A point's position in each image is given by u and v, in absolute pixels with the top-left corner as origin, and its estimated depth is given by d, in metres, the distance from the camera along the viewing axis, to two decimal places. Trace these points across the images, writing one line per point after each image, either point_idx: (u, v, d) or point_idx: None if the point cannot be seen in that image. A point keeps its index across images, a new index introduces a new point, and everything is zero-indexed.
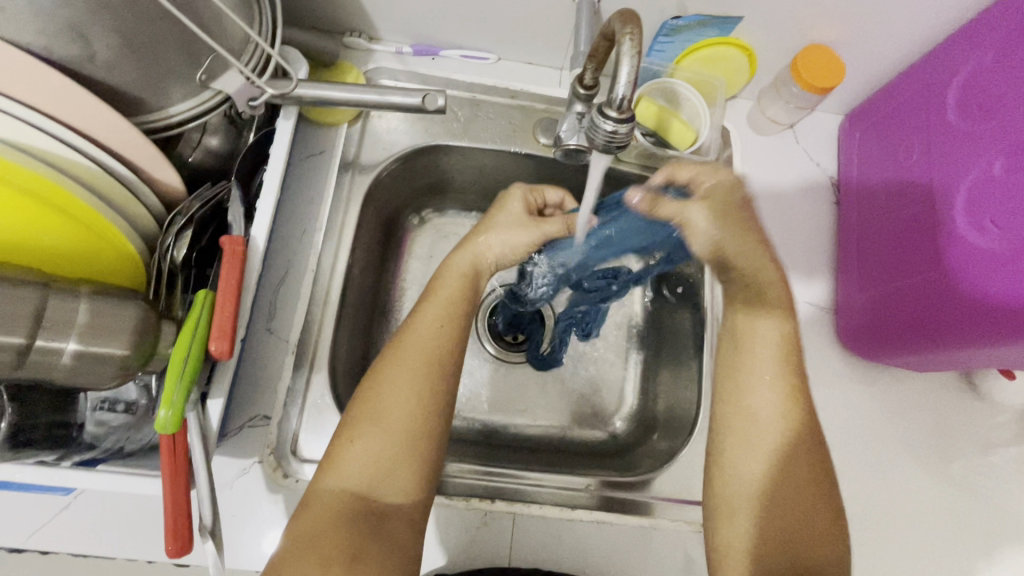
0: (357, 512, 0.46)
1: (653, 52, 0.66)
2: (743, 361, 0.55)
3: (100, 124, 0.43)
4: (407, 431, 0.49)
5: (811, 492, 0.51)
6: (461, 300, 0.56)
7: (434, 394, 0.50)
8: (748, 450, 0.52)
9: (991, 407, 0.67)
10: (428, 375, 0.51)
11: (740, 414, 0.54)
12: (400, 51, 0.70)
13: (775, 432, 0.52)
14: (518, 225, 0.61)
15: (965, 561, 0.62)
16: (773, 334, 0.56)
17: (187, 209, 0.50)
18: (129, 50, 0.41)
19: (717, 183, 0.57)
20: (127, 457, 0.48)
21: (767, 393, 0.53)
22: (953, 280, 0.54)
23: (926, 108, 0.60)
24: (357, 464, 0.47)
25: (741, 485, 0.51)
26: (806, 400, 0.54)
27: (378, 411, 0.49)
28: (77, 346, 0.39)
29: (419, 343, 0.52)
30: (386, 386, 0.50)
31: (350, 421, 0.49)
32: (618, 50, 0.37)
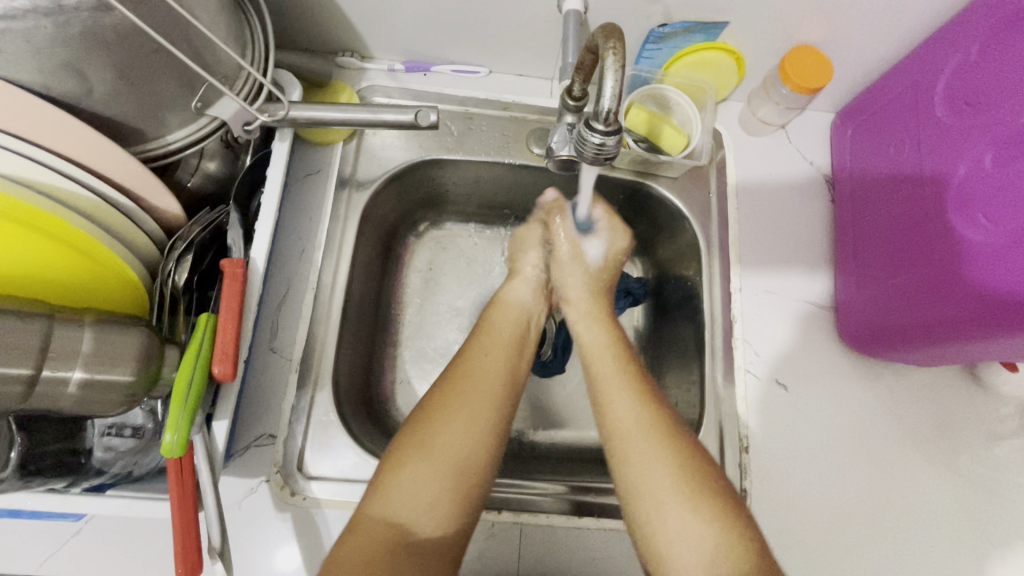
0: (401, 540, 0.45)
1: (641, 59, 0.67)
2: (602, 379, 0.55)
3: (103, 158, 0.44)
4: (461, 458, 0.48)
5: (714, 486, 0.48)
6: (514, 335, 0.59)
7: (489, 423, 0.51)
8: (635, 461, 0.49)
9: (995, 399, 0.66)
10: (490, 405, 0.52)
11: (616, 432, 0.51)
12: (392, 68, 0.71)
13: (646, 436, 0.50)
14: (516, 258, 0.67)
15: (977, 556, 0.61)
16: (601, 343, 0.59)
17: (188, 233, 0.51)
18: (124, 82, 0.42)
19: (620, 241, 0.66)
20: (137, 481, 0.49)
21: (621, 396, 0.53)
22: (957, 272, 0.53)
23: (914, 106, 0.60)
24: (409, 491, 0.47)
25: (638, 487, 0.48)
26: (659, 402, 0.53)
27: (436, 437, 0.49)
28: (83, 375, 0.40)
29: (483, 368, 0.54)
30: (448, 412, 0.50)
31: (401, 445, 0.49)
32: (601, 66, 0.37)
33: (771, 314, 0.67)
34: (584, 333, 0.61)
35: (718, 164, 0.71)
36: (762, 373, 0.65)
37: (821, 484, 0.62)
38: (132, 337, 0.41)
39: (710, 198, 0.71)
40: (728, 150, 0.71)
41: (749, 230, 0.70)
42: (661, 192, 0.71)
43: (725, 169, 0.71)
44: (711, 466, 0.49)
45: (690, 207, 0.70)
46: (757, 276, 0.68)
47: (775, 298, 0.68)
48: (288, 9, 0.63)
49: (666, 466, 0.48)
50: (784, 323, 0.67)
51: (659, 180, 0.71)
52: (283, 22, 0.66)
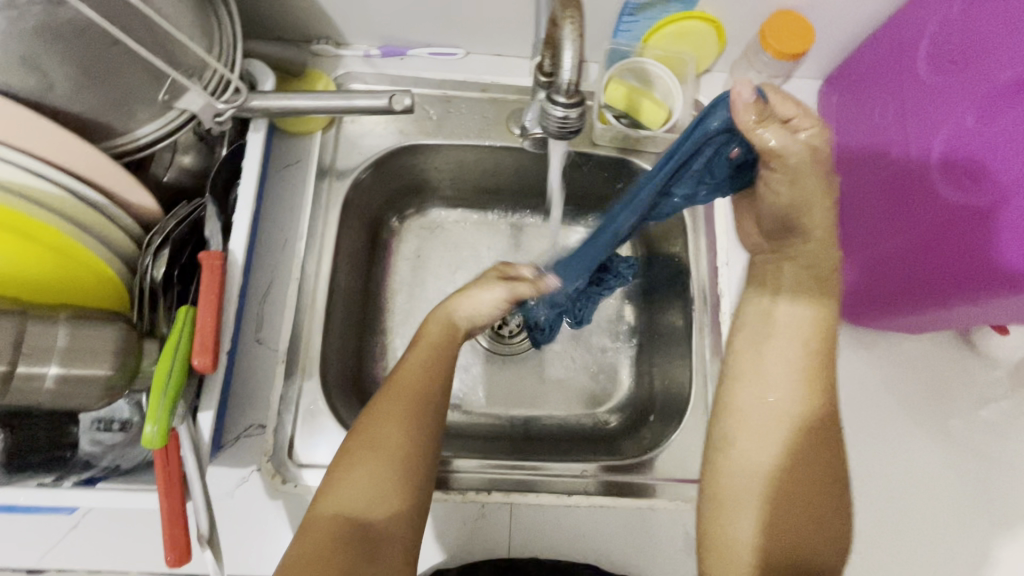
0: (352, 532, 0.46)
1: (619, 33, 0.66)
2: (764, 348, 0.52)
3: (71, 153, 0.44)
4: (402, 454, 0.49)
5: (825, 494, 0.48)
6: (455, 323, 0.57)
7: (425, 416, 0.51)
8: (766, 444, 0.49)
9: (987, 361, 0.66)
10: (423, 400, 0.51)
11: (768, 411, 0.50)
12: (368, 54, 0.70)
13: (791, 425, 0.49)
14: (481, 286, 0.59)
15: (969, 520, 0.61)
16: (803, 324, 0.51)
17: (164, 228, 0.51)
18: (86, 76, 0.42)
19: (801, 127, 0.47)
20: (124, 474, 0.49)
21: (785, 380, 0.50)
22: (942, 237, 0.52)
23: (897, 69, 0.59)
24: (354, 486, 0.47)
25: (748, 466, 0.49)
26: (829, 398, 0.50)
27: (374, 435, 0.49)
28: (60, 370, 0.40)
29: (410, 367, 0.53)
30: (382, 410, 0.50)
31: (346, 449, 0.49)
32: (560, 37, 0.38)
33: None
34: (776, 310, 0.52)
35: None
36: None
37: None
38: (107, 331, 0.41)
39: None
40: None
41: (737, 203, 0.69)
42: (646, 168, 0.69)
43: None
44: (836, 476, 0.49)
45: None
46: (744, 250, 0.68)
47: None
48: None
49: (780, 456, 0.49)
50: None
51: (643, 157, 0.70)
52: (254, 12, 0.65)
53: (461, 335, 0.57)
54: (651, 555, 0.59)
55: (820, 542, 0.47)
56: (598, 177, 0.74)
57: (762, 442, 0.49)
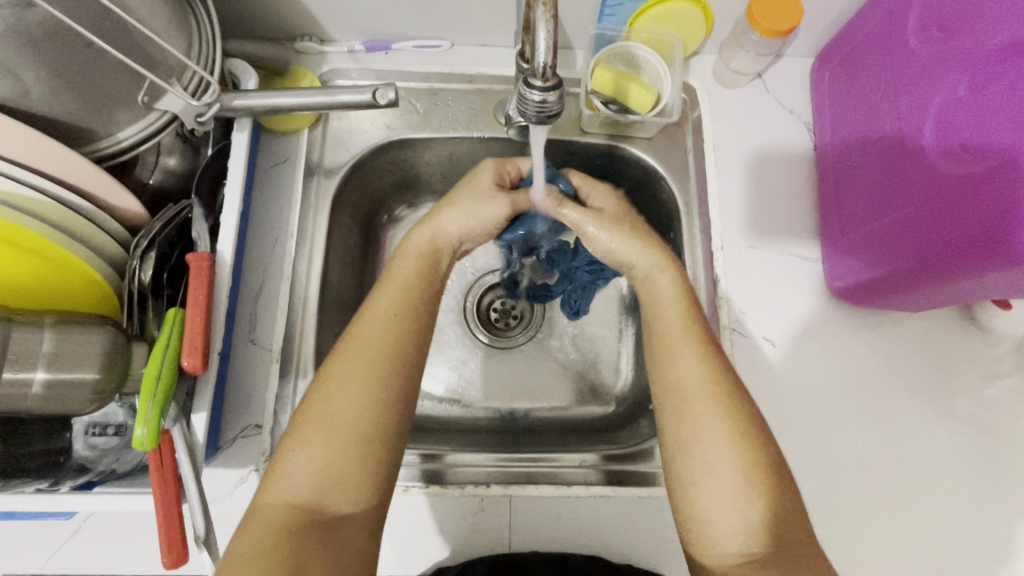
0: (303, 523, 0.45)
1: (604, 17, 0.65)
2: (663, 333, 0.53)
3: (50, 159, 0.44)
4: (359, 436, 0.48)
5: (770, 462, 0.47)
6: (416, 282, 0.55)
7: (391, 392, 0.50)
8: (695, 421, 0.49)
9: (989, 338, 0.65)
10: (382, 375, 0.50)
11: (674, 391, 0.50)
12: (352, 50, 0.70)
13: (709, 399, 0.49)
14: (484, 200, 0.59)
15: (977, 499, 0.60)
16: (671, 299, 0.54)
17: (151, 230, 0.51)
18: (61, 79, 0.42)
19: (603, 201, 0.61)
20: (122, 477, 0.49)
21: (687, 354, 0.51)
22: (934, 210, 0.52)
23: (888, 39, 0.58)
24: (304, 472, 0.46)
25: (683, 447, 0.49)
26: (730, 373, 0.51)
27: (328, 415, 0.48)
28: (46, 375, 0.40)
29: (371, 331, 0.51)
30: (337, 386, 0.49)
31: (296, 428, 0.48)
32: (533, 19, 0.38)
33: (759, 271, 0.65)
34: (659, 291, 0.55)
35: (694, 121, 0.69)
36: (750, 331, 0.63)
37: (815, 437, 0.61)
38: (94, 335, 0.42)
39: (688, 157, 0.69)
40: (704, 106, 0.69)
41: (732, 186, 0.67)
42: (637, 154, 0.69)
43: (702, 126, 0.69)
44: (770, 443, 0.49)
45: (667, 167, 0.68)
46: (739, 233, 0.66)
47: (759, 254, 0.66)
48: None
49: (724, 434, 0.48)
50: (768, 278, 0.65)
51: (634, 142, 0.69)
52: (235, 12, 0.65)
53: (444, 261, 0.58)
54: (655, 543, 0.58)
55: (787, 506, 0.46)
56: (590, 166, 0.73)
57: (693, 424, 0.49)
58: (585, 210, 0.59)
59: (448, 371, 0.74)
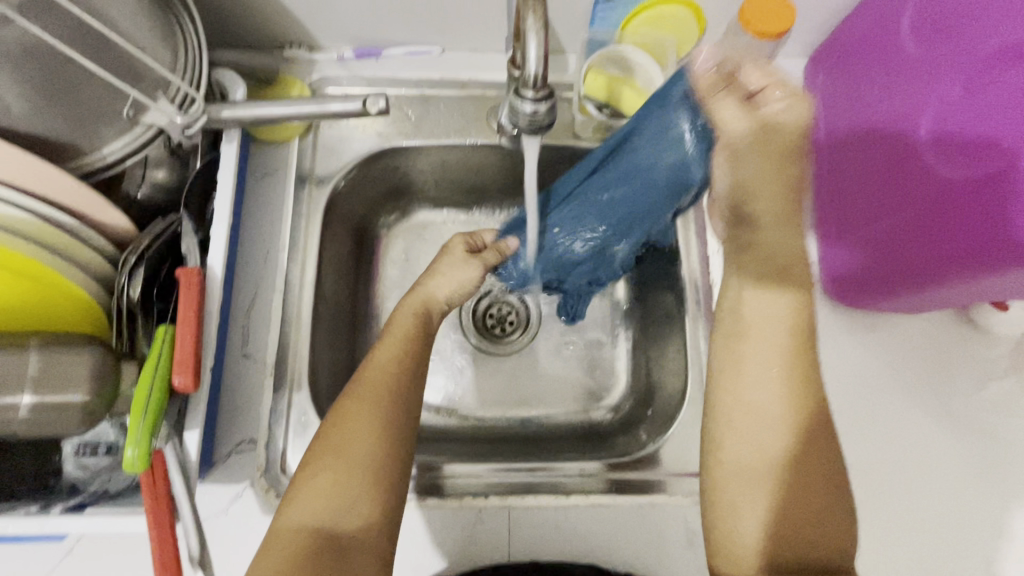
0: (319, 549, 0.45)
1: (596, 21, 0.63)
2: (746, 348, 0.51)
3: (34, 175, 0.43)
4: (366, 467, 0.48)
5: (822, 486, 0.47)
6: (418, 324, 0.57)
7: (403, 423, 0.51)
8: (750, 440, 0.49)
9: (987, 339, 0.64)
10: (388, 408, 0.50)
11: (746, 409, 0.49)
12: (341, 57, 0.69)
13: (776, 421, 0.48)
14: (462, 264, 0.63)
15: (977, 501, 0.60)
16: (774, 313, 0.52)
17: (139, 246, 0.50)
18: (46, 95, 0.43)
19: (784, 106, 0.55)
20: (115, 497, 0.47)
21: (769, 378, 0.49)
22: (930, 214, 0.51)
23: (882, 40, 0.57)
24: (314, 503, 0.47)
25: (743, 460, 0.49)
26: (815, 395, 0.49)
27: (336, 446, 0.49)
28: (32, 399, 0.40)
29: (383, 364, 0.53)
30: (351, 416, 0.50)
31: (315, 455, 0.49)
32: (524, 30, 0.38)
33: None
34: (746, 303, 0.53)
35: None
36: None
37: None
38: (80, 355, 0.41)
39: None
40: None
41: None
42: None
43: None
44: (834, 467, 0.48)
45: None
46: None
47: None
48: (226, 4, 0.62)
49: (786, 451, 0.48)
50: None
51: None
52: (222, 20, 0.64)
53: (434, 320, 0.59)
54: (655, 551, 0.58)
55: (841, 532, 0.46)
56: None
57: (758, 448, 0.48)
58: (740, 107, 0.55)
59: (445, 379, 0.74)
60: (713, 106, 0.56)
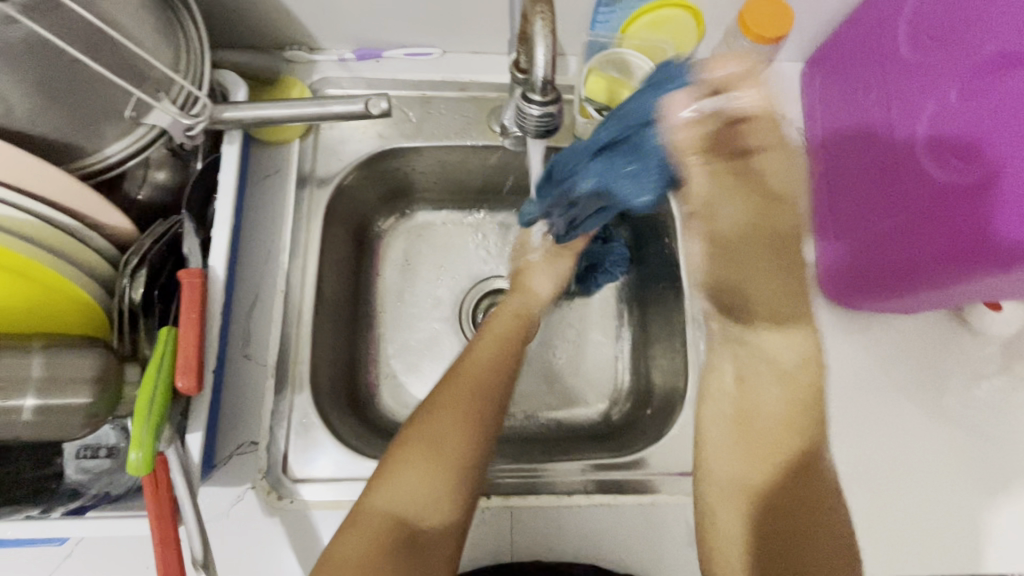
0: (403, 531, 0.48)
1: (596, 24, 0.64)
2: (738, 422, 0.55)
3: (35, 176, 0.43)
4: (458, 458, 0.51)
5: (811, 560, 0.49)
6: (511, 334, 0.60)
7: (490, 422, 0.54)
8: (720, 507, 0.53)
9: (980, 339, 0.66)
10: (485, 401, 0.54)
11: (714, 488, 0.54)
12: (342, 58, 0.69)
13: (742, 495, 0.53)
14: (554, 258, 0.67)
15: (972, 498, 0.61)
16: (773, 388, 0.54)
17: (140, 247, 0.50)
18: (48, 98, 0.42)
19: (764, 134, 0.46)
20: (116, 500, 0.47)
21: (727, 454, 0.54)
22: (932, 212, 0.51)
23: (877, 45, 0.58)
24: (406, 486, 0.49)
25: (722, 503, 0.53)
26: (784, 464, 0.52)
27: (432, 437, 0.52)
28: (36, 401, 0.39)
29: (474, 368, 0.56)
30: (445, 412, 0.53)
31: (399, 445, 0.51)
32: (532, 33, 0.38)
33: None
34: (746, 377, 0.55)
35: None
36: None
37: None
38: (84, 358, 0.41)
39: None
40: None
41: None
42: None
43: None
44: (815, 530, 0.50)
45: None
46: None
47: None
48: (227, 3, 0.61)
49: (765, 482, 0.53)
50: None
51: None
52: (222, 20, 0.64)
53: (531, 327, 0.63)
54: (656, 549, 0.58)
55: (820, 522, 0.50)
56: None
57: (760, 472, 0.52)
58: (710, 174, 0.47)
59: None
60: (688, 163, 0.46)
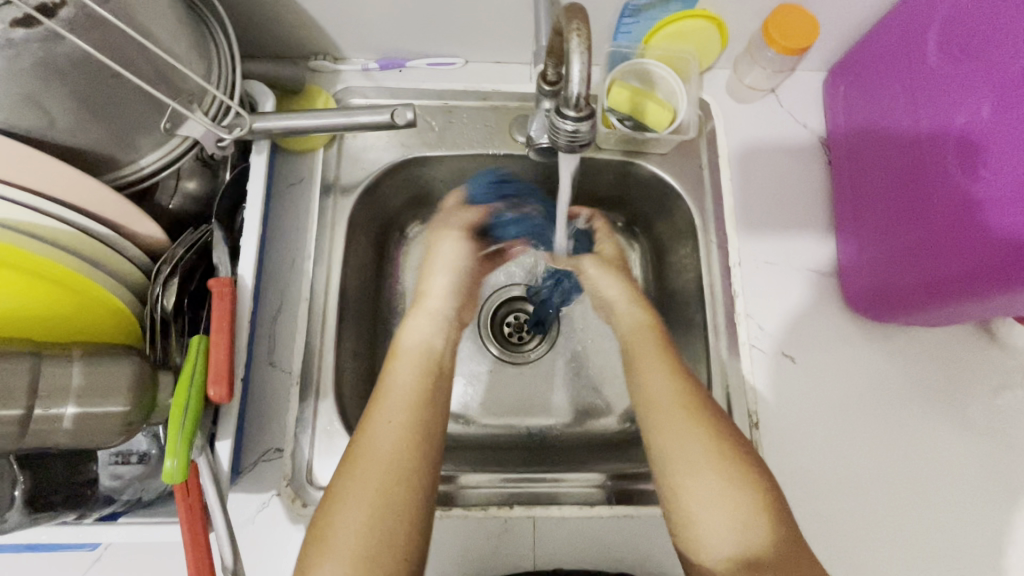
0: None
1: (619, 35, 0.65)
2: (637, 356, 0.58)
3: (74, 188, 0.44)
4: (361, 556, 0.44)
5: (748, 462, 0.49)
6: (414, 401, 0.52)
7: (402, 507, 0.47)
8: (670, 432, 0.51)
9: (1006, 351, 0.65)
10: (388, 485, 0.47)
11: (649, 403, 0.54)
12: (366, 67, 0.70)
13: (681, 408, 0.52)
14: (439, 236, 0.68)
15: (1001, 513, 0.60)
16: (639, 326, 0.61)
17: (173, 256, 0.50)
18: (88, 111, 0.43)
19: (606, 245, 0.72)
20: (150, 505, 0.49)
21: (658, 368, 0.55)
22: (977, 226, 0.50)
23: (905, 55, 0.58)
24: None
25: (670, 415, 0.52)
26: (688, 374, 0.55)
27: (331, 539, 0.45)
28: (76, 410, 0.40)
29: (374, 450, 0.49)
30: (343, 510, 0.46)
31: (305, 554, 0.46)
32: (568, 49, 0.38)
33: (777, 286, 0.66)
34: (624, 316, 0.63)
35: (709, 136, 0.70)
36: (769, 347, 0.64)
37: (836, 452, 0.61)
38: (121, 366, 0.41)
39: (703, 172, 0.69)
40: (718, 120, 0.69)
41: (743, 198, 0.68)
42: (651, 170, 0.69)
43: (717, 140, 0.69)
44: (730, 427, 0.52)
45: (683, 182, 0.69)
46: (747, 255, 0.66)
47: (778, 269, 0.66)
48: (256, 14, 0.62)
49: (675, 382, 0.54)
50: (783, 296, 0.65)
51: (649, 158, 0.69)
52: (250, 31, 0.64)
53: (445, 372, 0.57)
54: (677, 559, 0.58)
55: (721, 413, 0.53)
56: (605, 180, 0.73)
57: (685, 394, 0.53)
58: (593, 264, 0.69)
59: (462, 386, 0.74)
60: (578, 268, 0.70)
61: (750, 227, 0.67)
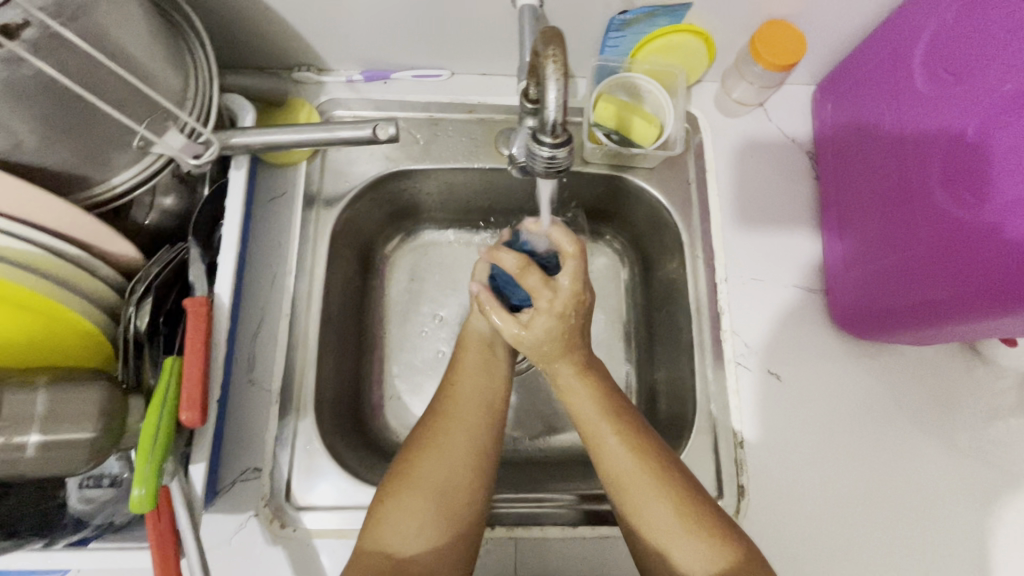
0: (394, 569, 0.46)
1: (606, 48, 0.64)
2: (586, 426, 0.53)
3: (42, 209, 0.43)
4: (454, 484, 0.49)
5: (717, 520, 0.48)
6: (487, 364, 0.57)
7: (484, 451, 0.52)
8: (636, 505, 0.49)
9: (992, 371, 0.65)
10: (478, 426, 0.53)
11: (609, 476, 0.51)
12: (350, 79, 0.69)
13: (644, 476, 0.49)
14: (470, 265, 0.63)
15: (986, 534, 0.60)
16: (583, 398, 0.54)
17: (147, 275, 0.50)
18: (57, 131, 0.42)
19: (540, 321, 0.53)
20: (122, 529, 0.48)
21: (610, 439, 0.51)
22: (959, 248, 0.49)
23: (892, 73, 0.57)
24: (399, 524, 0.47)
25: (632, 490, 0.49)
26: (647, 435, 0.52)
27: (419, 474, 0.49)
28: (40, 438, 0.39)
29: (467, 395, 0.54)
30: (439, 444, 0.51)
31: (387, 484, 0.50)
32: (544, 75, 0.38)
33: (764, 303, 0.65)
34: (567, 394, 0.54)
35: (696, 151, 0.69)
36: (755, 366, 0.63)
37: (821, 472, 0.61)
38: (89, 392, 0.41)
39: (690, 187, 0.68)
40: (706, 134, 0.69)
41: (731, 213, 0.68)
42: (639, 184, 0.69)
43: (704, 154, 0.69)
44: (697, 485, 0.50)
45: (670, 197, 0.68)
46: (732, 271, 0.66)
47: (765, 286, 0.66)
48: (237, 26, 0.61)
49: (631, 452, 0.50)
50: (769, 314, 0.65)
51: (636, 173, 0.69)
52: (232, 42, 0.64)
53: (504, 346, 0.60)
54: None
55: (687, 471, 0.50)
56: (593, 192, 0.73)
57: (643, 464, 0.50)
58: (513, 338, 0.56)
59: None
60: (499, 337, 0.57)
61: (739, 243, 0.67)
